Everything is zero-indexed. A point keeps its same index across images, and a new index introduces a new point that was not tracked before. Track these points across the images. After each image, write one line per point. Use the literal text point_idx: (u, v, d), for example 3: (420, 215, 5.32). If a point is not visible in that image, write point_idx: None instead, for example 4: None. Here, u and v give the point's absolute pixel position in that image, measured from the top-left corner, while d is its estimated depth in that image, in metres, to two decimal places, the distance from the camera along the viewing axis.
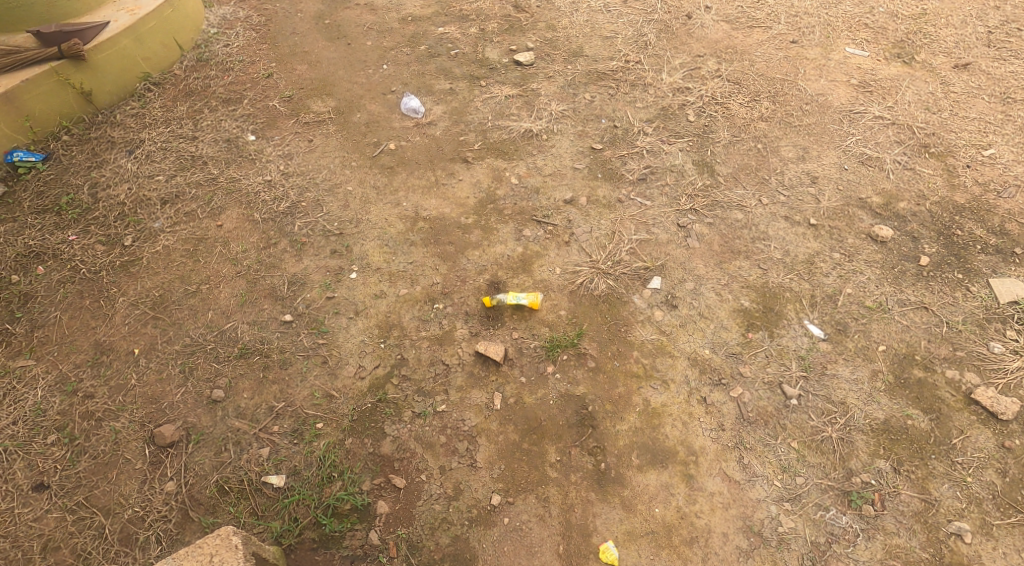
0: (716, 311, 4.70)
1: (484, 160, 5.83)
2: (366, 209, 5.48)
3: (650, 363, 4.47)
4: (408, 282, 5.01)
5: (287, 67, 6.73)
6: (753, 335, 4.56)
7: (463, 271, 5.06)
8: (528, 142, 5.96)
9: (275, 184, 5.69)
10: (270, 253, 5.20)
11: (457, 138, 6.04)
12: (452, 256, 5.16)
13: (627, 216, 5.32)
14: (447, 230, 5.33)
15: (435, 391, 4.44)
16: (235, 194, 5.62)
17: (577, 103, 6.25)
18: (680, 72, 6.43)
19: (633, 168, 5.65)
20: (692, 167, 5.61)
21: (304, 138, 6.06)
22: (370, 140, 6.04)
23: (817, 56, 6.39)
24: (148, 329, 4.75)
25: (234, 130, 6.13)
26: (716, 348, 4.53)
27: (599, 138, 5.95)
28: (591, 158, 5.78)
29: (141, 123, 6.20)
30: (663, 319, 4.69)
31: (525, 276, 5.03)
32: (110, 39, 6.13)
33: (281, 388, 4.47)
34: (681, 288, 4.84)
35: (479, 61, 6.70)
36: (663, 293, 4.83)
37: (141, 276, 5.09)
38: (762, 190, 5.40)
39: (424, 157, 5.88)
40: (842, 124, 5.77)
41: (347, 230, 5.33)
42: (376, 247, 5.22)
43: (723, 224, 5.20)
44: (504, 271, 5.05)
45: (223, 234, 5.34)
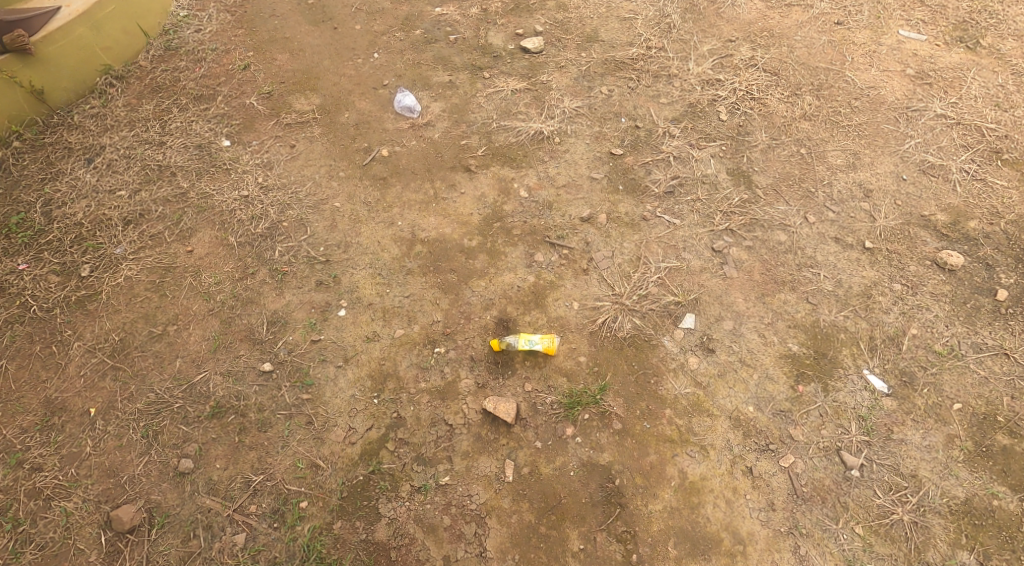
0: (760, 358, 4.09)
1: (489, 169, 5.16)
2: (357, 230, 4.83)
3: (684, 424, 3.89)
4: (404, 321, 4.40)
5: (266, 56, 5.97)
6: (803, 389, 3.95)
7: (467, 307, 4.47)
8: (538, 147, 5.28)
9: (253, 200, 4.99)
10: (247, 285, 4.56)
11: (458, 141, 5.33)
12: (455, 289, 4.55)
13: (653, 239, 4.68)
14: (448, 255, 4.71)
15: (437, 459, 3.87)
16: (208, 213, 4.93)
17: (593, 99, 5.53)
18: (710, 61, 5.68)
19: (658, 178, 4.97)
20: (726, 178, 4.93)
21: (286, 143, 5.36)
22: (361, 144, 5.33)
23: (866, 40, 5.62)
24: (106, 382, 4.14)
25: (206, 133, 5.42)
26: (761, 404, 3.92)
27: (619, 142, 5.25)
28: (610, 166, 5.10)
29: (102, 125, 5.50)
30: (699, 367, 4.08)
31: (537, 312, 4.42)
32: (61, 28, 5.43)
33: (259, 456, 3.88)
34: (717, 328, 4.23)
35: (482, 48, 5.95)
36: (697, 334, 4.22)
37: (100, 314, 4.45)
38: (807, 205, 4.74)
39: (421, 164, 5.20)
40: (897, 124, 5.06)
41: (334, 256, 4.69)
42: (368, 276, 4.59)
43: (765, 247, 4.57)
44: (514, 307, 4.45)
45: (194, 262, 4.68)
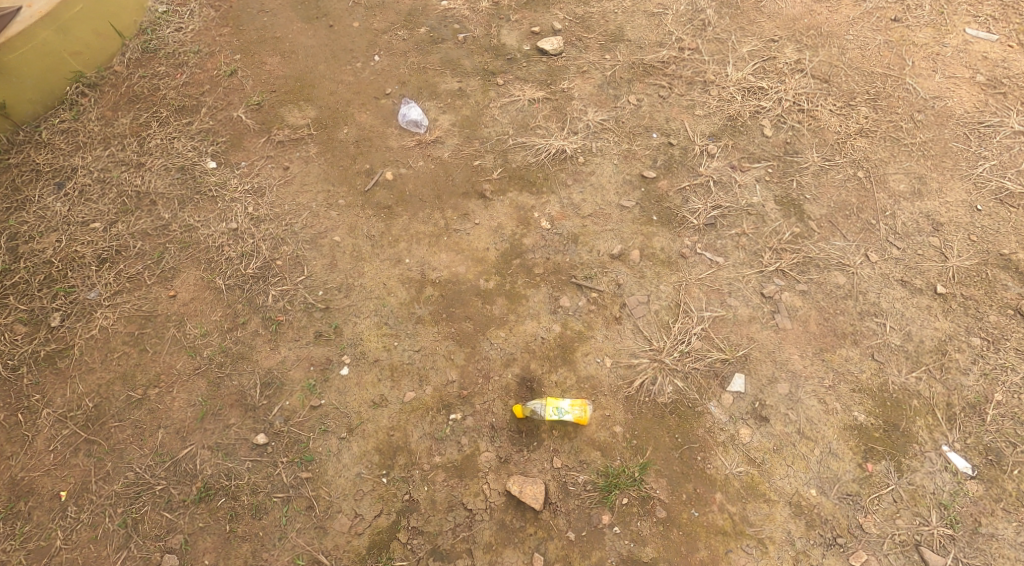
0: (821, 429, 3.78)
1: (506, 196, 4.54)
2: (359, 269, 4.24)
3: (737, 510, 3.61)
4: (415, 381, 3.91)
5: (254, 59, 5.06)
6: (873, 467, 3.69)
7: (486, 363, 3.99)
8: (560, 168, 4.64)
9: (243, 234, 4.30)
10: (237, 337, 3.98)
11: (471, 161, 4.67)
12: (471, 339, 4.06)
13: (694, 281, 4.19)
14: (463, 299, 4.18)
15: (456, 552, 3.54)
16: (192, 249, 4.27)
17: (620, 110, 4.86)
18: (751, 64, 5.00)
19: (697, 207, 4.42)
20: (774, 208, 4.40)
21: (279, 165, 4.58)
22: (362, 165, 4.62)
23: (928, 40, 5.00)
24: (79, 458, 3.65)
25: (190, 153, 4.60)
26: (825, 487, 3.66)
27: (650, 161, 4.63)
28: (642, 192, 4.51)
29: (73, 142, 4.70)
30: (752, 441, 3.76)
31: (565, 370, 3.97)
32: (22, 33, 4.62)
33: (253, 550, 3.49)
34: (770, 392, 3.88)
35: (494, 49, 5.17)
36: (747, 399, 3.86)
37: (71, 374, 3.88)
38: (867, 240, 4.29)
39: (430, 190, 4.55)
40: (968, 143, 4.57)
41: (335, 302, 4.12)
42: (373, 326, 4.06)
43: (822, 293, 4.14)
44: (539, 364, 3.99)
45: (178, 308, 4.07)
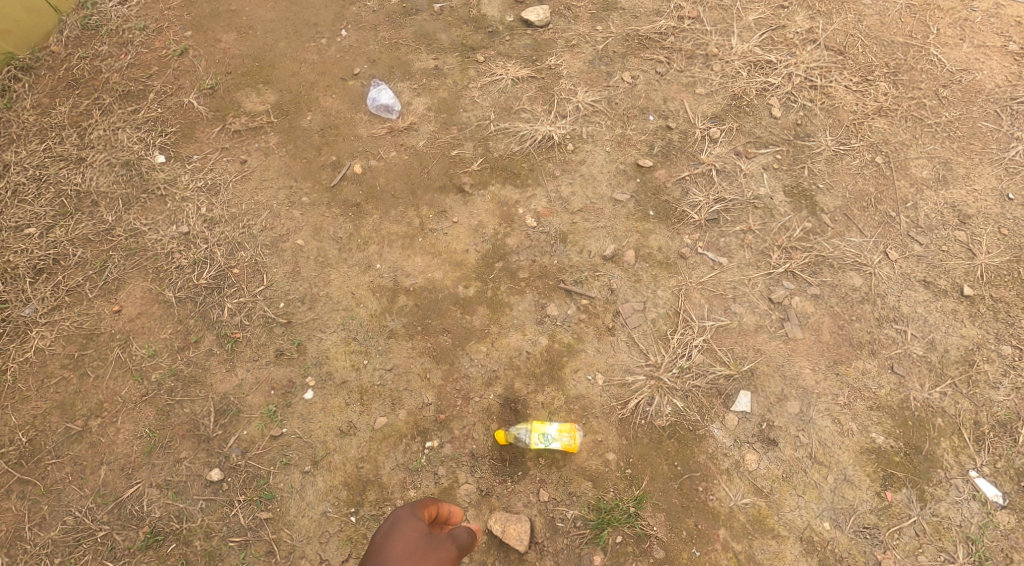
0: (836, 454, 3.45)
1: (487, 189, 4.08)
2: (325, 277, 3.79)
3: (743, 548, 3.31)
4: (386, 404, 3.55)
5: (207, 35, 4.39)
6: (893, 496, 3.38)
7: (465, 382, 3.62)
8: (546, 157, 4.16)
9: (196, 238, 3.79)
10: (189, 358, 3.55)
11: (448, 151, 4.16)
12: (449, 355, 3.68)
13: (695, 285, 3.80)
14: (440, 310, 3.78)
15: None
16: (139, 256, 3.75)
17: (613, 89, 4.34)
18: (758, 34, 4.47)
19: (699, 200, 3.98)
20: (784, 200, 3.96)
21: (235, 158, 4.02)
22: (328, 158, 4.08)
23: (954, 4, 4.50)
24: (12, 501, 3.30)
25: (135, 145, 4.01)
26: (840, 519, 3.35)
27: (646, 148, 4.17)
28: (638, 184, 4.07)
29: (5, 136, 4.07)
30: (759, 468, 3.43)
31: (553, 389, 3.60)
32: None
33: None
34: (779, 412, 3.53)
35: (474, 21, 4.55)
36: (754, 420, 3.52)
37: (4, 405, 3.46)
38: (886, 235, 3.87)
39: (403, 185, 4.05)
40: (999, 121, 4.11)
41: (297, 315, 3.68)
42: (340, 343, 3.65)
43: (836, 296, 3.74)
44: (524, 383, 3.62)
45: (123, 325, 3.61)
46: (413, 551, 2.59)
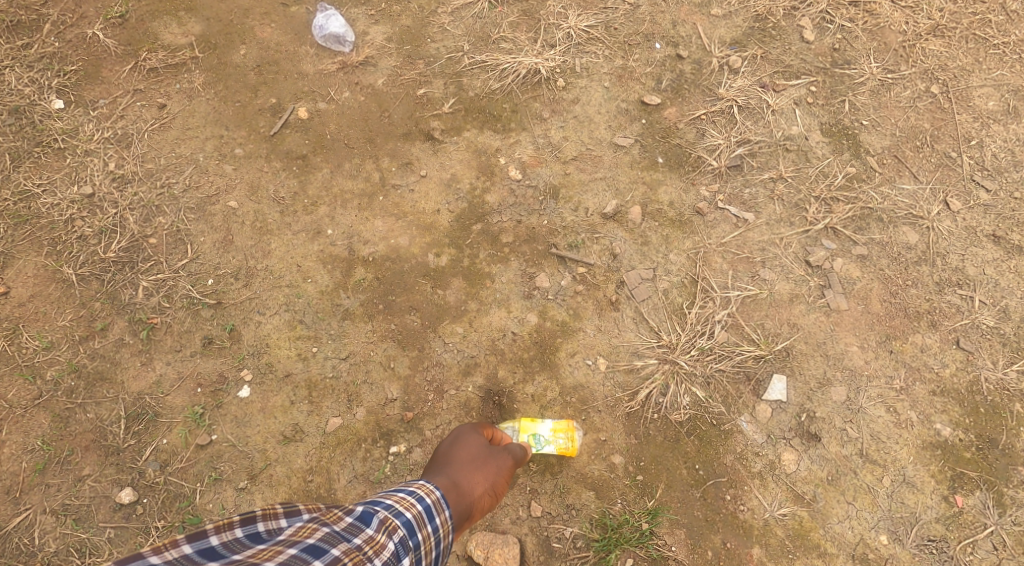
0: (892, 451, 2.81)
1: (461, 136, 3.37)
2: (264, 246, 3.10)
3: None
4: (341, 402, 2.91)
5: None
6: (964, 501, 2.76)
7: (438, 372, 2.98)
8: (533, 95, 3.44)
9: (102, 201, 3.09)
10: (94, 351, 2.88)
11: (413, 90, 3.43)
12: (418, 339, 3.03)
13: (716, 246, 3.13)
14: (406, 284, 3.12)
15: None
16: (29, 226, 3.04)
17: (611, 11, 3.58)
18: None
19: (718, 143, 3.29)
20: (822, 141, 3.26)
21: (151, 101, 3.29)
22: (266, 101, 3.35)
23: None
24: None
25: (24, 87, 3.23)
26: (900, 532, 2.74)
27: (653, 82, 3.44)
28: (643, 125, 3.36)
29: None
30: (798, 471, 2.81)
31: (545, 378, 2.97)
32: None
33: None
34: (821, 399, 2.89)
35: None
36: (791, 411, 2.88)
37: None
38: (947, 180, 3.18)
39: (359, 132, 3.34)
40: None
41: (230, 294, 3.00)
42: (283, 327, 2.99)
43: (888, 256, 3.07)
44: (510, 371, 2.98)
45: (11, 313, 2.92)
46: (476, 458, 2.60)
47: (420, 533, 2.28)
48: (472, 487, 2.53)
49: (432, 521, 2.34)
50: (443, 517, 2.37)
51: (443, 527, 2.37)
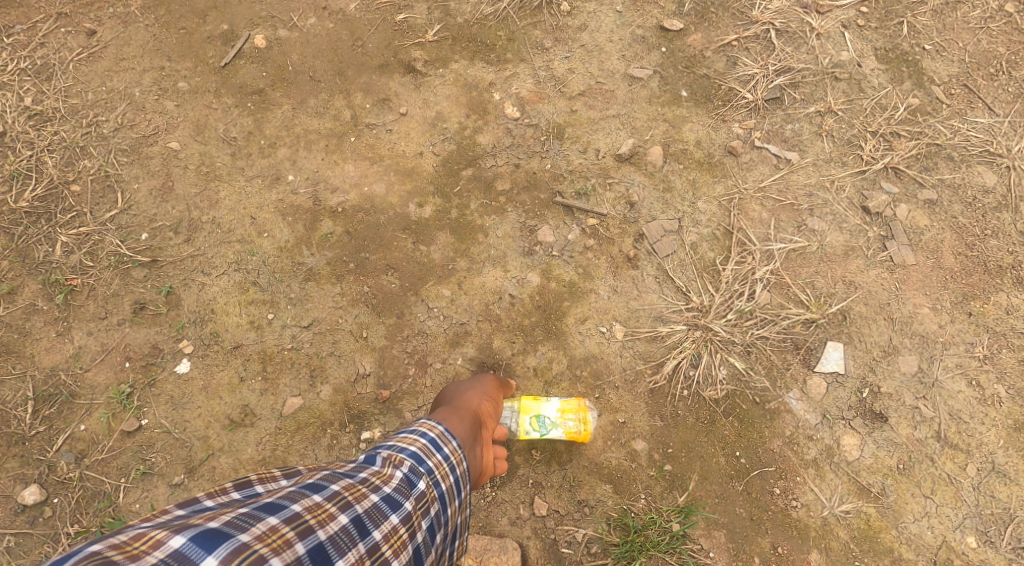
0: (980, 434, 2.31)
1: (449, 69, 2.78)
2: (210, 196, 2.57)
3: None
4: (302, 378, 2.40)
5: None
6: None
7: (421, 342, 2.46)
8: (533, 20, 2.83)
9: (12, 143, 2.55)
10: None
11: (391, 15, 2.82)
12: (396, 304, 2.50)
13: (753, 191, 2.60)
14: (384, 240, 2.57)
15: None
16: None
17: None
18: None
19: (751, 73, 2.73)
20: (879, 67, 2.72)
21: (78, 27, 2.71)
22: (217, 26, 2.77)
23: None
24: None
25: None
26: (993, 531, 2.24)
27: (674, 4, 2.82)
28: (663, 55, 2.77)
29: None
30: (864, 458, 2.31)
31: (550, 348, 2.45)
32: None
33: None
34: (888, 372, 2.37)
35: None
36: (850, 386, 2.37)
37: None
38: None
39: (325, 65, 2.76)
40: None
41: (167, 251, 2.49)
42: (231, 291, 2.46)
43: (962, 201, 2.55)
44: (507, 341, 2.47)
45: None
46: (473, 386, 2.20)
47: (431, 460, 1.86)
48: (476, 407, 2.12)
49: (439, 450, 1.88)
50: (456, 445, 1.93)
51: (456, 455, 1.91)
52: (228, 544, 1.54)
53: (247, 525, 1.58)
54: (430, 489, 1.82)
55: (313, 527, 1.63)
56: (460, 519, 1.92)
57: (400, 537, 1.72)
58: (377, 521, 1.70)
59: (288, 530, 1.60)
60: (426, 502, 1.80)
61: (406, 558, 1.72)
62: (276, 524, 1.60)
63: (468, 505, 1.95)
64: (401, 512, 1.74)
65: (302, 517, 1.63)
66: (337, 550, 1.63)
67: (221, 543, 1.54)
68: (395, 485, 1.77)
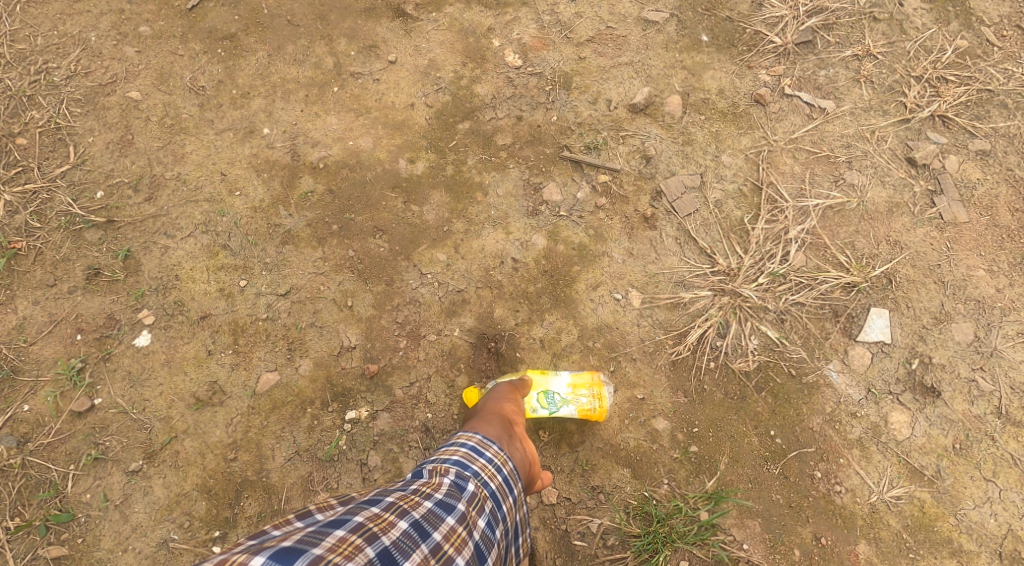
0: None
1: (443, 11, 2.49)
2: (173, 151, 2.28)
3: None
4: (279, 352, 2.12)
5: None
6: None
7: (413, 311, 2.19)
8: None
9: None
10: None
11: None
12: (385, 270, 2.22)
13: (785, 143, 2.33)
14: (370, 199, 2.29)
15: None
16: None
17: None
18: None
19: (781, 14, 2.45)
20: (922, 7, 2.44)
21: None
22: None
23: None
24: None
25: None
26: None
27: None
28: None
29: None
30: (915, 437, 2.05)
31: (559, 318, 2.18)
32: None
33: None
34: (940, 341, 2.11)
35: None
36: (897, 357, 2.11)
37: None
38: None
39: (304, 6, 2.47)
40: None
41: (124, 211, 2.21)
42: (198, 255, 2.19)
43: (1019, 151, 2.28)
44: (511, 310, 2.19)
45: None
46: (492, 392, 1.97)
47: (476, 464, 1.67)
48: (503, 406, 1.89)
49: (482, 454, 1.69)
50: (497, 446, 1.73)
51: (499, 456, 1.71)
52: (299, 557, 1.38)
53: (313, 540, 1.43)
54: (482, 488, 1.63)
55: (377, 535, 1.48)
56: (519, 516, 1.73)
57: (460, 535, 1.54)
58: (435, 524, 1.53)
59: (356, 538, 1.45)
60: (480, 500, 1.62)
61: (470, 555, 1.54)
62: (343, 535, 1.45)
63: (524, 502, 1.75)
64: (457, 513, 1.56)
65: (365, 527, 1.48)
66: (403, 554, 1.47)
67: (288, 557, 1.38)
68: (446, 489, 1.60)
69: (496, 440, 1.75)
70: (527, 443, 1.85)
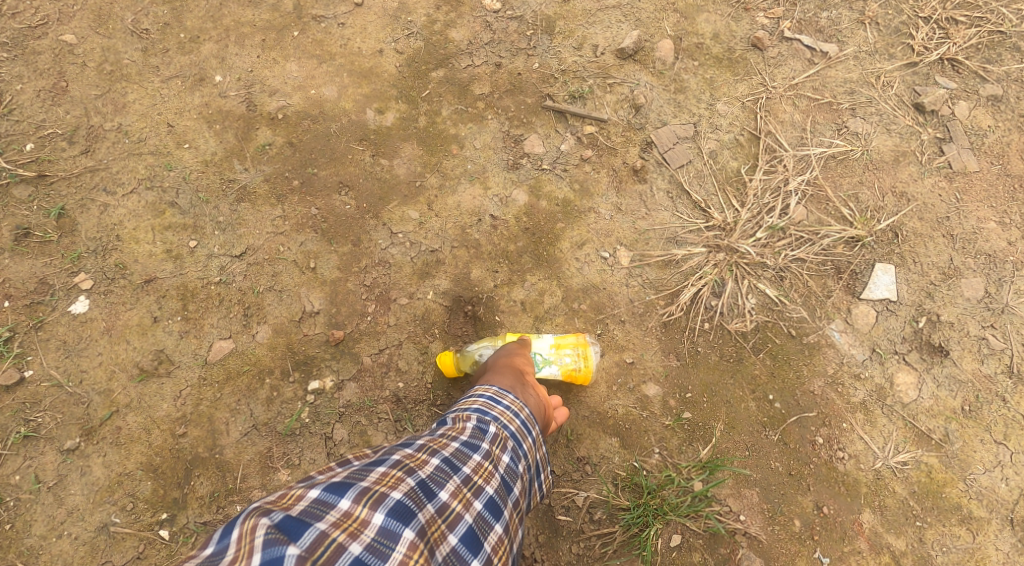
0: None
1: None
2: (113, 100, 2.07)
3: (906, 548, 1.84)
4: (233, 318, 1.94)
5: None
6: None
7: (382, 273, 2.00)
8: None
9: None
10: None
11: None
12: (351, 228, 2.03)
13: (785, 89, 2.15)
14: (333, 152, 2.08)
15: None
16: None
17: None
18: None
19: None
20: None
21: None
22: None
23: None
24: None
25: None
26: None
27: None
28: None
29: None
30: (923, 400, 1.91)
31: (541, 278, 2.01)
32: None
33: None
34: (949, 297, 1.96)
35: None
36: (904, 315, 1.96)
37: None
38: None
39: None
40: None
41: (57, 165, 2.00)
42: (142, 213, 1.98)
43: None
44: (489, 271, 2.01)
45: None
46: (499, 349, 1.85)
47: (495, 410, 1.57)
48: (512, 358, 1.78)
49: (500, 402, 1.59)
50: (512, 395, 1.63)
51: (516, 404, 1.61)
52: (350, 489, 1.34)
53: (357, 475, 1.38)
54: (503, 429, 1.54)
55: (415, 469, 1.41)
56: (541, 457, 1.62)
57: (488, 469, 1.46)
58: (464, 459, 1.45)
59: (397, 472, 1.39)
60: (503, 440, 1.53)
61: (500, 486, 1.46)
62: (385, 469, 1.39)
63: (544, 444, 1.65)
64: (483, 449, 1.48)
65: (403, 462, 1.42)
66: (440, 485, 1.40)
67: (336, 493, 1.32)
68: (471, 431, 1.51)
69: (510, 390, 1.64)
70: (539, 389, 1.75)
